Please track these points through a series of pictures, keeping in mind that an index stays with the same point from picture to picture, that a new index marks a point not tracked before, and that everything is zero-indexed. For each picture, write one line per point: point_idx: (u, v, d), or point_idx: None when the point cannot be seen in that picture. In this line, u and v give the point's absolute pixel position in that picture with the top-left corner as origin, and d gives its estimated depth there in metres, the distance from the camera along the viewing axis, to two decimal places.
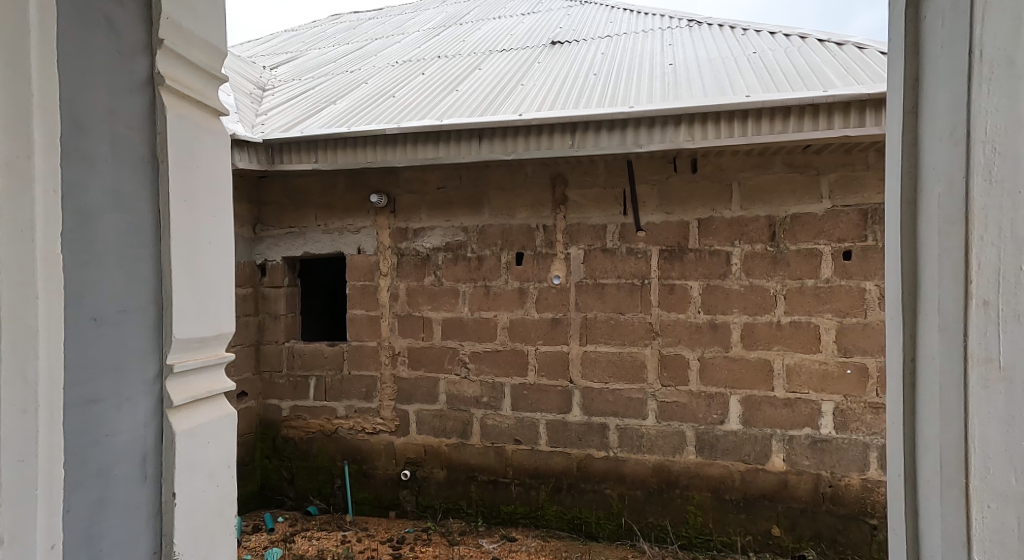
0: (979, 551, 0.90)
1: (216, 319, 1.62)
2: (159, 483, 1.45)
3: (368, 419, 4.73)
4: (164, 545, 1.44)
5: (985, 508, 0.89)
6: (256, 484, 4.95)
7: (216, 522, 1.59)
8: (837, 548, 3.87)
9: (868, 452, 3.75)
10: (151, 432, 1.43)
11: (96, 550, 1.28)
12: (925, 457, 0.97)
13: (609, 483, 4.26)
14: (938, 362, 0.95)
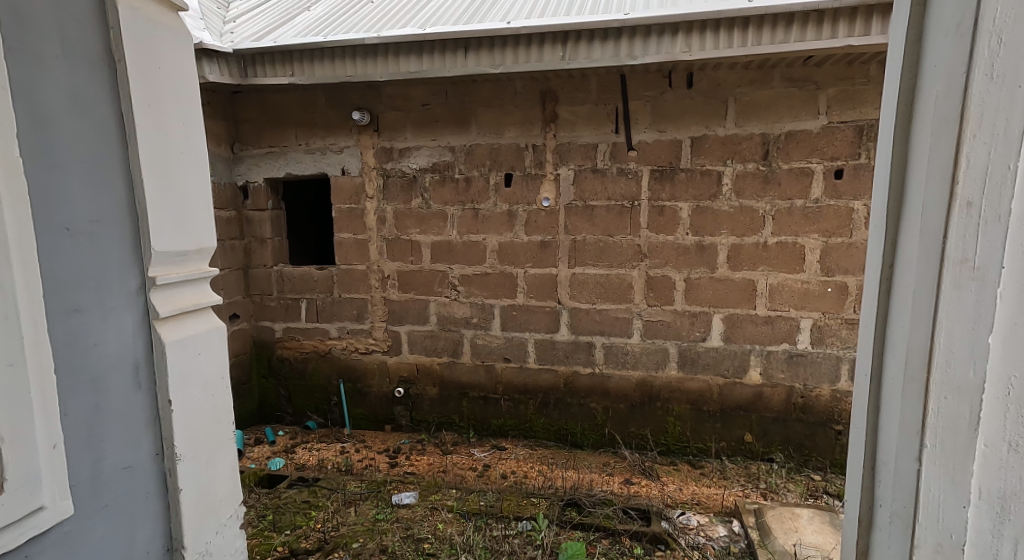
0: (930, 438, 0.96)
1: (197, 232, 1.60)
2: (154, 391, 1.49)
3: (361, 340, 4.82)
4: (166, 449, 1.50)
5: (942, 400, 0.94)
6: (254, 401, 5.12)
7: (214, 429, 1.64)
8: (804, 452, 4.14)
9: (840, 366, 3.93)
10: (141, 342, 1.45)
11: (98, 450, 1.34)
12: (893, 356, 1.02)
13: (594, 397, 4.45)
14: (917, 265, 0.97)
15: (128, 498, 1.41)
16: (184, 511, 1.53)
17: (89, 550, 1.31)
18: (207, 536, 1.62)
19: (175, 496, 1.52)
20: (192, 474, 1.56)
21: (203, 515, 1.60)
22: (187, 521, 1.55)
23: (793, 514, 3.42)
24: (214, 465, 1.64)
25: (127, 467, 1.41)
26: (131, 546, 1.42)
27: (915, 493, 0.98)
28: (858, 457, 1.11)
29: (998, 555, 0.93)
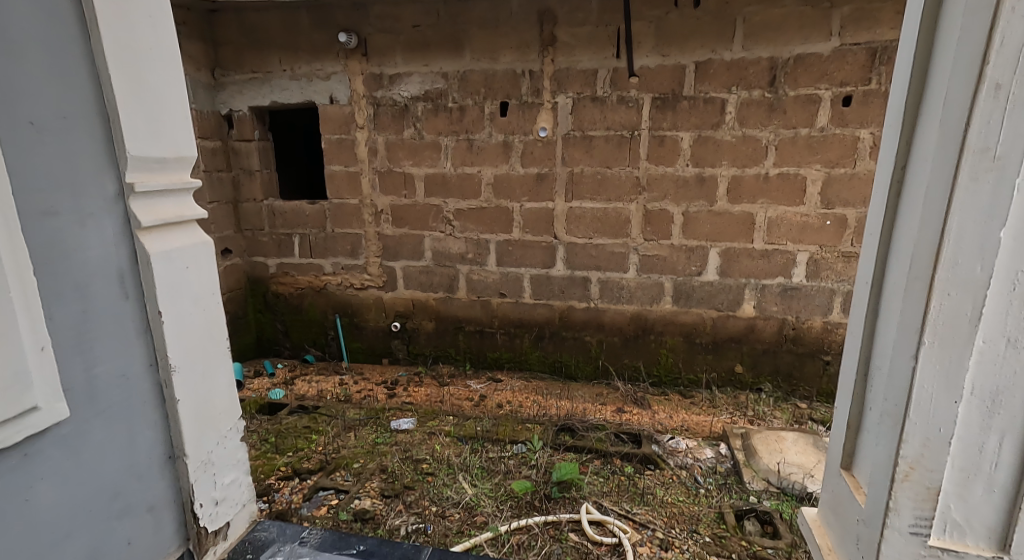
0: (928, 335, 1.02)
1: (175, 139, 1.52)
2: (143, 302, 1.47)
3: (356, 276, 4.80)
4: (161, 359, 1.52)
5: (944, 298, 1.01)
6: (252, 336, 5.16)
7: (208, 342, 1.66)
8: (791, 382, 4.26)
9: (834, 299, 3.96)
10: (125, 251, 1.43)
11: (90, 357, 1.35)
12: (897, 260, 1.11)
13: (589, 330, 4.51)
14: (935, 159, 0.99)
15: (126, 405, 1.44)
16: (184, 421, 1.58)
17: (90, 451, 1.35)
18: (209, 445, 1.68)
19: (173, 406, 1.55)
20: (189, 385, 1.59)
21: (203, 425, 1.65)
22: (187, 433, 1.60)
23: (778, 437, 3.54)
24: (211, 378, 1.68)
25: (121, 376, 1.43)
26: (133, 451, 1.47)
27: (908, 386, 1.06)
28: (857, 360, 1.24)
29: (983, 448, 1.06)
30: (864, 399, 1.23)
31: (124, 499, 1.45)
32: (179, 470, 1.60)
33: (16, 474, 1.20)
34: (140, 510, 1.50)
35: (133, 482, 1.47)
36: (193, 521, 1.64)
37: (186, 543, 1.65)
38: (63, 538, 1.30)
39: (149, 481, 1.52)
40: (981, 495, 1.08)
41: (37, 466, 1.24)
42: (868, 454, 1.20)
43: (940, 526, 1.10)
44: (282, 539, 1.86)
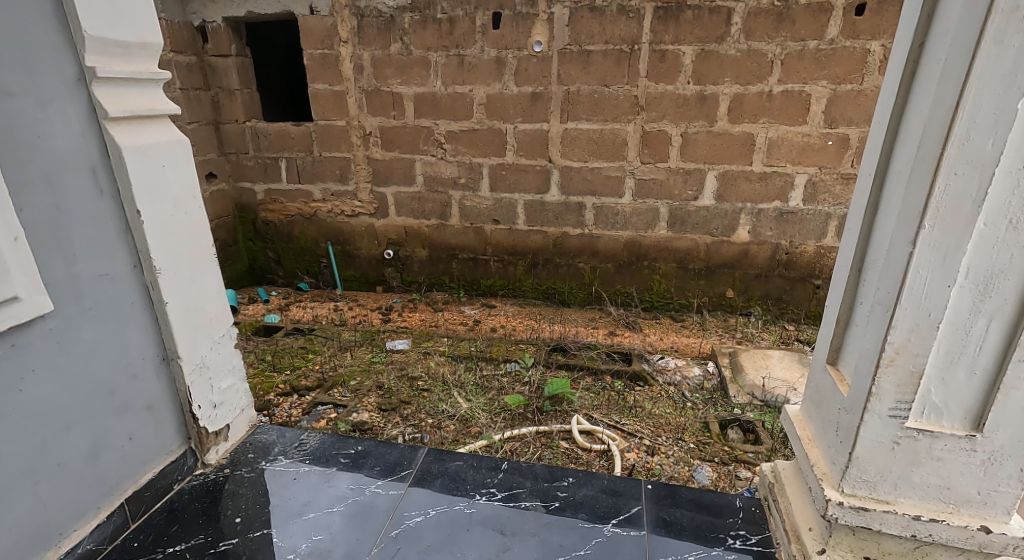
0: (931, 217, 1.04)
1: (137, 23, 1.46)
2: (119, 200, 1.48)
3: (346, 203, 4.70)
4: (143, 259, 1.56)
5: (951, 177, 1.01)
6: (244, 264, 5.11)
7: (194, 247, 1.71)
8: (781, 305, 4.33)
9: (829, 223, 3.95)
10: (94, 145, 1.41)
11: (69, 252, 1.38)
12: (903, 146, 1.10)
13: (583, 257, 4.50)
14: (958, 26, 0.96)
15: (113, 305, 1.50)
16: (172, 321, 1.65)
17: (82, 348, 1.44)
18: (203, 350, 1.80)
19: (162, 310, 1.62)
20: (177, 290, 1.65)
21: (196, 331, 1.75)
22: (179, 335, 1.68)
23: (765, 355, 3.62)
24: (199, 283, 1.74)
25: (105, 275, 1.47)
26: (126, 352, 1.56)
27: (904, 272, 1.09)
28: (853, 251, 1.27)
29: (972, 332, 1.11)
30: (855, 295, 1.31)
31: (122, 397, 1.57)
32: (174, 373, 1.72)
33: (6, 363, 1.27)
34: (139, 408, 1.63)
35: (129, 381, 1.58)
36: (193, 421, 1.80)
37: (188, 442, 1.83)
38: (65, 428, 1.42)
39: (146, 382, 1.64)
40: (963, 379, 1.15)
41: (26, 356, 1.31)
42: (855, 344, 1.31)
43: (920, 409, 1.19)
44: (282, 442, 2.04)
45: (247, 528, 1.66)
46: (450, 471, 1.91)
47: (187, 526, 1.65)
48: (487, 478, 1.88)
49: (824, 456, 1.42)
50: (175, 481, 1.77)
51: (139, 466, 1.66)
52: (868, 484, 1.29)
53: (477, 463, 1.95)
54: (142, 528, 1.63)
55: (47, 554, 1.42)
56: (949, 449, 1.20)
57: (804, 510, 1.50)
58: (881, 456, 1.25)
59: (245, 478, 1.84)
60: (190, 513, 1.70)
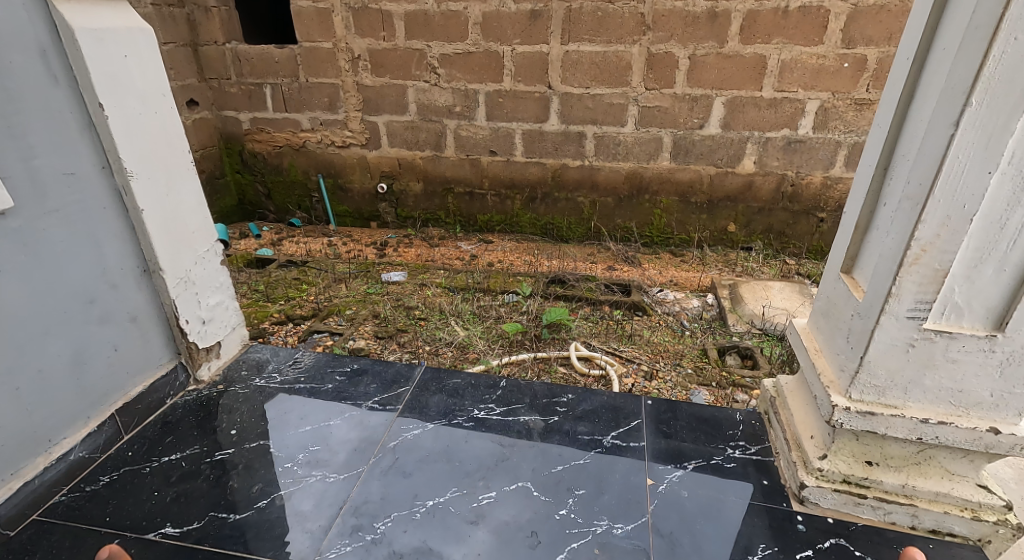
0: (980, 92, 0.95)
1: None
2: (77, 90, 1.37)
3: (336, 133, 4.51)
4: (111, 158, 1.45)
5: (1009, 44, 0.92)
6: (233, 199, 4.96)
7: (168, 152, 1.60)
8: (783, 239, 4.28)
9: (838, 152, 3.84)
10: (41, 24, 1.29)
11: (26, 144, 1.27)
12: (952, 16, 1.00)
13: (583, 191, 4.38)
14: None
15: (83, 207, 1.41)
16: (150, 229, 1.56)
17: (52, 251, 1.35)
18: (186, 264, 1.72)
19: (138, 216, 1.53)
20: (153, 196, 1.56)
21: (177, 243, 1.67)
22: (158, 245, 1.59)
23: (765, 287, 3.58)
24: (177, 192, 1.65)
25: (70, 174, 1.37)
26: (103, 259, 1.48)
27: (942, 157, 1.01)
28: (881, 146, 1.18)
29: (1006, 224, 1.04)
30: (877, 196, 1.24)
31: (103, 307, 1.50)
32: (157, 286, 1.65)
33: None
34: (122, 320, 1.56)
35: (109, 292, 1.51)
36: (182, 336, 1.75)
37: (178, 357, 1.78)
38: (43, 335, 1.36)
39: (127, 293, 1.57)
40: (989, 277, 1.09)
41: None
42: (874, 248, 1.24)
43: (940, 310, 1.14)
44: (275, 360, 2.01)
45: (243, 439, 1.64)
46: (448, 388, 1.89)
47: (181, 437, 1.63)
48: (486, 394, 1.86)
49: (831, 365, 1.38)
50: (167, 396, 1.74)
51: (127, 379, 1.61)
52: (876, 389, 1.26)
53: (476, 381, 1.92)
54: (135, 438, 1.60)
55: (37, 461, 1.39)
56: (966, 351, 1.15)
57: (807, 420, 1.49)
58: (894, 359, 1.21)
59: (239, 393, 1.81)
60: (184, 425, 1.67)
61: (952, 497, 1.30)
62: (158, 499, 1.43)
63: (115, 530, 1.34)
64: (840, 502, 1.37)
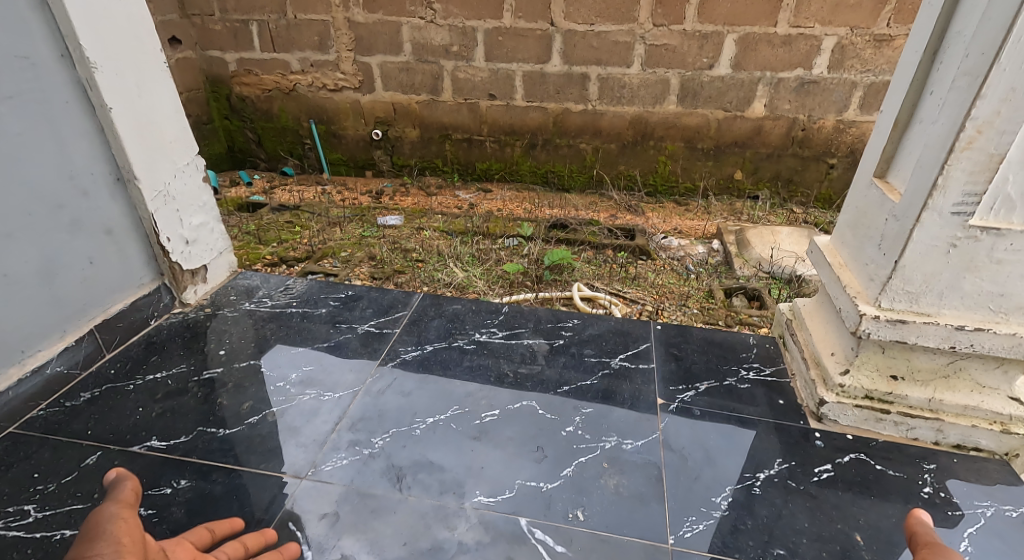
0: None
1: None
2: None
3: (328, 75, 4.31)
4: (72, 46, 1.32)
5: None
6: (222, 146, 4.78)
7: (137, 49, 1.46)
8: (790, 187, 4.16)
9: (853, 93, 3.69)
10: None
11: None
12: None
13: (585, 137, 4.23)
14: None
15: (41, 98, 1.28)
16: (121, 131, 1.43)
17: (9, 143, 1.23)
18: (165, 177, 1.60)
19: (106, 116, 1.40)
20: (122, 94, 1.43)
21: (152, 151, 1.54)
22: (131, 150, 1.47)
23: (773, 231, 3.48)
24: (150, 95, 1.52)
25: (24, 58, 1.24)
26: (68, 161, 1.36)
27: (1014, 20, 0.90)
28: (934, 25, 1.07)
29: None
30: (923, 86, 1.13)
31: (73, 214, 1.38)
32: (132, 197, 1.53)
33: None
34: (95, 231, 1.45)
35: (79, 198, 1.39)
36: (164, 255, 1.64)
37: (160, 278, 1.68)
38: (6, 237, 1.25)
39: (100, 202, 1.45)
40: None
41: None
42: (917, 143, 1.14)
43: (989, 204, 1.05)
44: (266, 285, 1.91)
45: (233, 359, 1.55)
46: (448, 313, 1.80)
47: (167, 356, 1.54)
48: (488, 319, 1.77)
49: (858, 278, 1.30)
50: (151, 317, 1.64)
51: (104, 297, 1.51)
52: (909, 297, 1.17)
53: (477, 307, 1.83)
54: (118, 357, 1.52)
55: (9, 371, 1.31)
56: (1014, 250, 1.07)
57: (826, 338, 1.42)
58: (932, 262, 1.12)
59: (228, 317, 1.72)
60: (170, 345, 1.58)
61: (981, 410, 1.23)
62: (143, 414, 1.35)
63: (98, 443, 1.26)
64: (860, 418, 1.31)
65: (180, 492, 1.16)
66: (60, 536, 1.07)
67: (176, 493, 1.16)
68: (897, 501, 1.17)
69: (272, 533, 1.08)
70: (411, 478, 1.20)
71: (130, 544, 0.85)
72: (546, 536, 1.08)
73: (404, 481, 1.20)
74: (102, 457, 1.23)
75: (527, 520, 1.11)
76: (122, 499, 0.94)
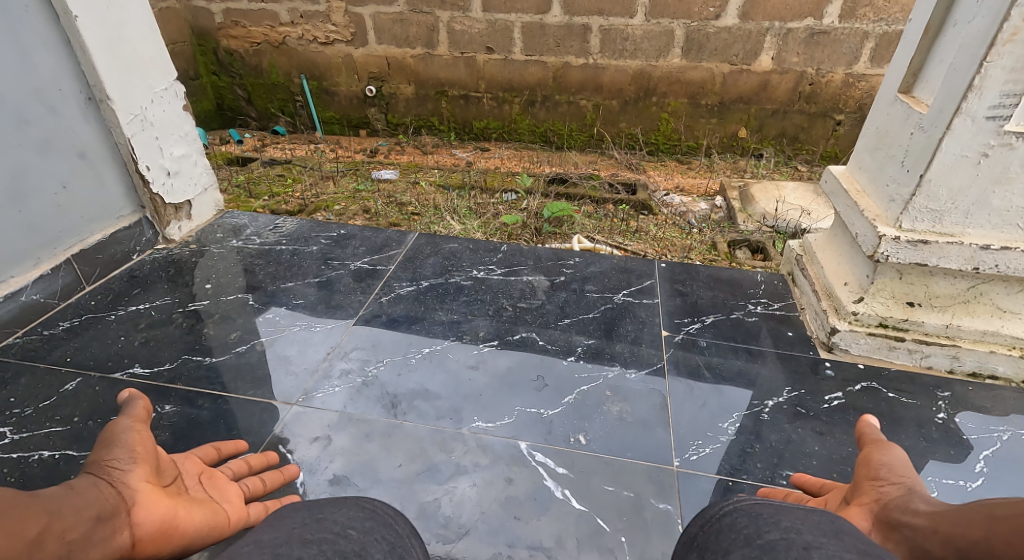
0: None
1: None
2: None
3: (319, 27, 4.13)
4: None
5: None
6: (210, 103, 4.62)
7: None
8: (796, 144, 4.05)
9: (864, 44, 3.56)
10: None
11: None
12: None
13: (586, 93, 4.09)
14: None
15: None
16: (89, 42, 1.33)
17: None
18: (142, 101, 1.51)
19: (72, 25, 1.30)
20: (88, 2, 1.33)
21: (126, 70, 1.45)
22: (102, 66, 1.37)
23: (777, 186, 3.38)
24: (120, 8, 1.41)
25: None
26: (33, 73, 1.26)
27: None
28: None
29: None
30: None
31: (41, 132, 1.29)
32: (107, 120, 1.44)
33: None
34: (66, 152, 1.36)
35: (46, 115, 1.30)
36: (144, 186, 1.56)
37: (142, 211, 1.60)
38: None
39: (69, 122, 1.36)
40: None
41: None
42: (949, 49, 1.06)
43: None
44: (254, 224, 1.83)
45: (220, 293, 1.49)
46: (444, 251, 1.73)
47: (150, 289, 1.47)
48: (486, 257, 1.70)
49: (877, 202, 1.23)
50: (133, 251, 1.57)
51: (80, 226, 1.43)
52: (933, 216, 1.11)
53: (474, 246, 1.76)
54: (99, 289, 1.45)
55: None
56: None
57: (839, 269, 1.36)
58: (960, 175, 1.06)
59: (213, 253, 1.65)
60: (154, 279, 1.51)
61: (1000, 336, 1.18)
62: (125, 342, 1.29)
63: (77, 370, 1.21)
64: (873, 347, 1.26)
65: (164, 415, 1.11)
66: (37, 457, 1.02)
67: (160, 416, 1.11)
68: (910, 427, 1.13)
69: (273, 454, 1.04)
70: (406, 404, 1.15)
71: (143, 454, 0.88)
72: (547, 459, 1.04)
73: (399, 407, 1.15)
74: (82, 383, 1.17)
75: (526, 444, 1.07)
76: (133, 414, 0.93)
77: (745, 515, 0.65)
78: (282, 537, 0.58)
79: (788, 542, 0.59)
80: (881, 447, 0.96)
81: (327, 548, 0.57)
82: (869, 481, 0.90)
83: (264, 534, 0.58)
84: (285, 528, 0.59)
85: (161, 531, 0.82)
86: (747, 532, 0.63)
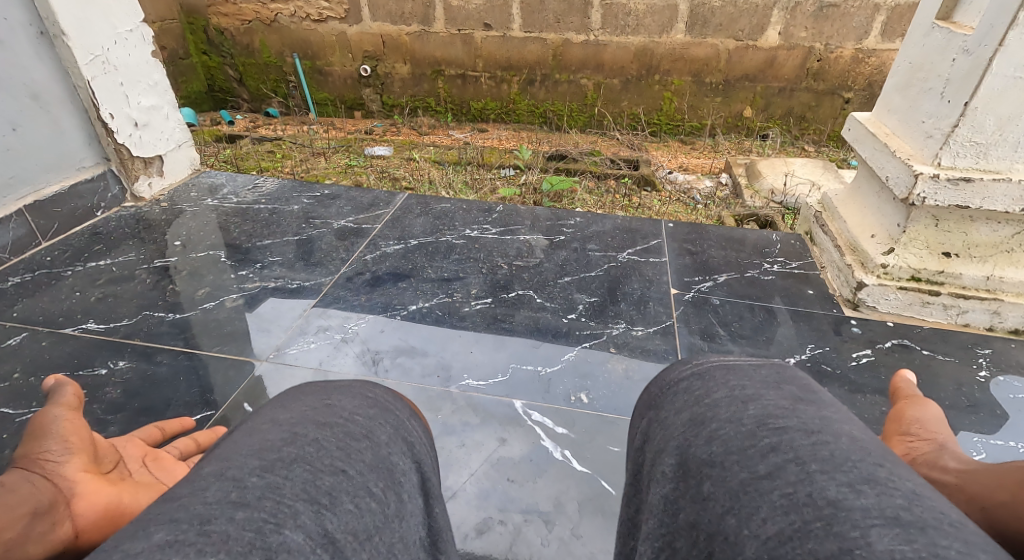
0: None
1: None
2: None
3: (311, 3, 3.99)
4: None
5: None
6: (202, 84, 4.46)
7: None
8: (802, 124, 3.90)
9: (875, 17, 3.41)
10: None
11: None
12: None
13: (587, 72, 3.95)
14: None
15: None
16: None
17: None
18: (103, 43, 1.39)
19: None
20: None
21: (86, 5, 1.33)
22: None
23: (785, 162, 3.27)
24: None
25: None
26: None
27: None
28: None
29: None
30: None
31: None
32: (62, 58, 1.32)
33: None
34: (17, 91, 1.24)
35: None
36: (107, 136, 1.44)
37: (107, 164, 1.48)
38: None
39: (20, 58, 1.23)
40: None
41: None
42: None
43: None
44: (232, 183, 1.71)
45: (190, 249, 1.36)
46: (435, 212, 1.60)
47: (114, 245, 1.35)
48: (480, 218, 1.58)
49: (910, 142, 1.12)
50: (98, 208, 1.45)
51: (35, 174, 1.31)
52: (977, 150, 1.00)
53: (467, 206, 1.64)
54: (57, 245, 1.33)
55: None
56: None
57: (864, 222, 1.25)
58: (1010, 101, 0.95)
59: (185, 211, 1.52)
60: (119, 235, 1.39)
61: None
62: (80, 298, 1.17)
63: (24, 325, 1.09)
64: (903, 304, 1.15)
65: (116, 372, 0.99)
66: None
67: (113, 373, 0.99)
68: (949, 386, 1.01)
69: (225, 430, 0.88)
70: (390, 361, 1.04)
71: (79, 442, 0.70)
72: (544, 418, 0.93)
73: (382, 364, 1.03)
74: (28, 339, 1.05)
75: (522, 402, 0.95)
76: (64, 403, 0.75)
77: (695, 377, 0.48)
78: (294, 416, 0.44)
79: (730, 396, 0.44)
80: (916, 403, 0.85)
81: (340, 432, 0.43)
82: (895, 438, 0.80)
83: (280, 410, 0.44)
84: (295, 405, 0.45)
85: (111, 520, 0.64)
86: (693, 393, 0.47)
